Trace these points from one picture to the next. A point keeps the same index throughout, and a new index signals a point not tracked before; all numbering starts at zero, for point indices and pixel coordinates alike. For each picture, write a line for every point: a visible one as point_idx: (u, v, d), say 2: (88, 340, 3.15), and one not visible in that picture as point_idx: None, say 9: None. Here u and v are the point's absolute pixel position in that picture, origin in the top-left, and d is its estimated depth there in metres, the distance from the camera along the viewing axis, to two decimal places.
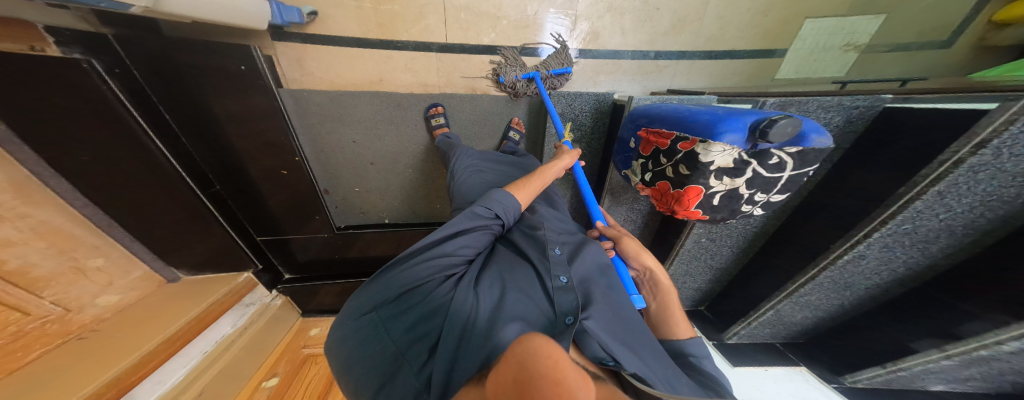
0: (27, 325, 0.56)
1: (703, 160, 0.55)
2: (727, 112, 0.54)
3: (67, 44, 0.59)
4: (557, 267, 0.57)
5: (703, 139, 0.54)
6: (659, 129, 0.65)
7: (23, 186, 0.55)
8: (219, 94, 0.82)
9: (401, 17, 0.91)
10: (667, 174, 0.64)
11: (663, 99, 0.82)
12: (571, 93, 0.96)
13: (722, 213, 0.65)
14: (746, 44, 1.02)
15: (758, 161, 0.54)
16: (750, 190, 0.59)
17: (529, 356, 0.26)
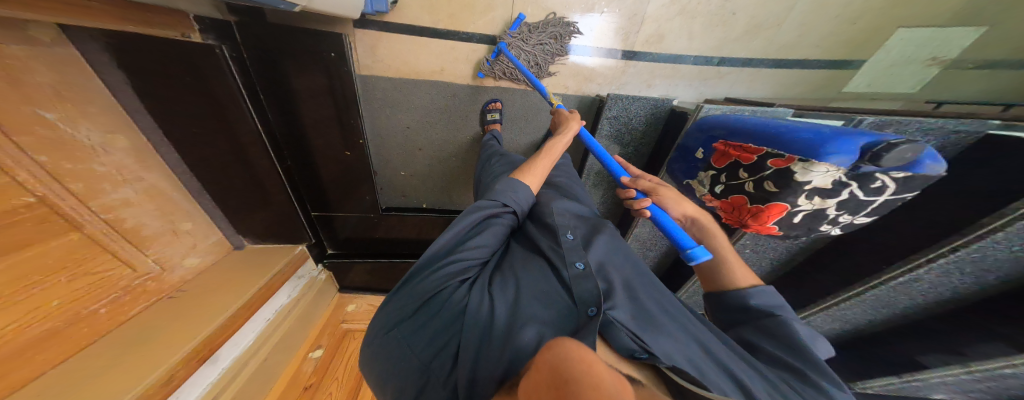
0: (134, 281, 0.61)
1: (798, 179, 0.57)
2: (833, 131, 0.54)
3: (205, 31, 0.67)
4: (573, 254, 0.56)
5: (802, 158, 0.55)
6: (742, 143, 0.66)
7: (142, 153, 0.64)
8: (298, 73, 0.85)
9: (472, 9, 0.91)
10: (746, 188, 0.68)
11: (732, 110, 0.79)
12: (628, 97, 0.95)
13: (799, 230, 0.69)
14: (819, 53, 0.98)
15: (860, 184, 0.55)
16: (837, 211, 0.62)
17: (561, 360, 0.22)
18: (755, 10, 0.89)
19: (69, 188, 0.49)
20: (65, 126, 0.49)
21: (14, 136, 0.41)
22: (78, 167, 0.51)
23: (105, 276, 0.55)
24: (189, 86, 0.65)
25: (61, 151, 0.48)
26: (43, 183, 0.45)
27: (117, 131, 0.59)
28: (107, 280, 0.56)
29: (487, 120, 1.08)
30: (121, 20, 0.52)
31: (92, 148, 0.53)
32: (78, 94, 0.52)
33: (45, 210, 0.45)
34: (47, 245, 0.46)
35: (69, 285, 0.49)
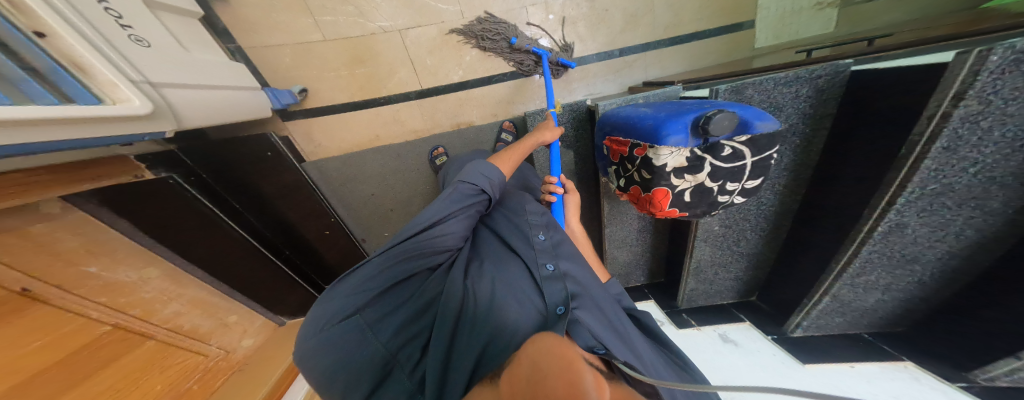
0: (210, 362, 0.85)
1: (657, 163, 0.58)
2: (669, 114, 0.56)
3: (151, 166, 0.84)
4: (544, 255, 0.59)
5: (651, 144, 0.56)
6: (617, 137, 0.67)
7: (174, 276, 0.83)
8: (263, 175, 1.08)
9: (377, 77, 1.03)
10: (635, 178, 0.66)
11: (630, 98, 0.81)
12: (548, 109, 1.02)
13: (701, 208, 0.65)
14: (705, 24, 0.98)
15: (711, 155, 0.55)
16: (717, 182, 0.59)
17: (543, 357, 0.23)
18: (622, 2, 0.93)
19: (131, 314, 0.69)
20: (106, 272, 0.67)
21: (72, 290, 0.60)
22: (131, 298, 0.71)
23: (187, 363, 0.78)
24: (168, 206, 0.84)
25: (115, 292, 0.68)
26: (112, 316, 0.65)
27: (148, 265, 0.77)
28: (189, 366, 0.79)
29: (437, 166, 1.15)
30: (83, 179, 0.68)
31: (134, 283, 0.73)
32: (104, 248, 0.69)
33: (120, 332, 0.66)
34: (133, 354, 0.67)
35: (165, 374, 0.72)
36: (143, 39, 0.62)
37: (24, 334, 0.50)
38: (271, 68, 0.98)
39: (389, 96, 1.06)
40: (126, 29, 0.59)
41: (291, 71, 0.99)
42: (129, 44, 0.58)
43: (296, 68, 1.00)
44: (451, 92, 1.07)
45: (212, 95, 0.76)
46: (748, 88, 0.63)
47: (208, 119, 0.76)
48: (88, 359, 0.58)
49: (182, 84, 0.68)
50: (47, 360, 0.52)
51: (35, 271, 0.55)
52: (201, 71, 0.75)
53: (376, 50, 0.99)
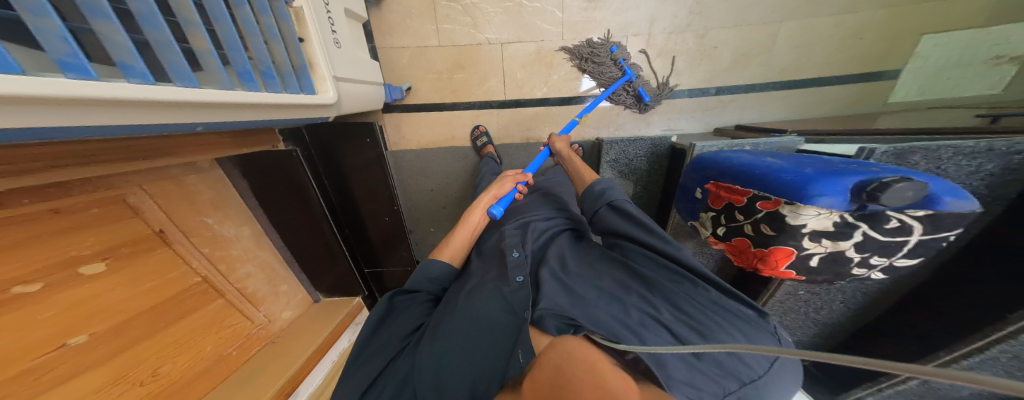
0: (252, 329, 0.88)
1: (792, 222, 0.49)
2: (817, 171, 0.48)
3: (286, 140, 0.96)
4: (516, 269, 0.61)
5: (789, 200, 0.48)
6: (731, 184, 0.59)
7: (257, 236, 0.93)
8: (350, 152, 1.08)
9: (469, 84, 1.08)
10: (746, 231, 0.57)
11: (733, 144, 0.74)
12: (625, 139, 0.97)
13: (826, 276, 0.53)
14: (834, 68, 0.89)
15: (871, 225, 0.44)
16: (862, 254, 0.48)
17: (565, 367, 0.34)
18: (735, 41, 0.89)
19: (217, 268, 0.78)
20: (215, 224, 0.78)
21: (189, 237, 0.71)
22: (222, 253, 0.80)
23: (234, 327, 0.83)
24: (274, 176, 0.92)
25: (214, 244, 0.78)
26: (206, 269, 0.74)
27: (244, 224, 0.88)
28: (235, 330, 0.83)
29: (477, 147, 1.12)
30: (236, 147, 0.81)
31: (229, 238, 0.83)
32: (219, 202, 0.80)
33: (205, 285, 0.74)
34: (200, 309, 0.73)
35: (217, 336, 0.77)
36: (340, 42, 0.74)
37: (138, 277, 0.59)
38: (390, 66, 1.06)
39: (472, 101, 1.10)
40: (332, 33, 0.71)
41: (404, 70, 1.06)
42: (329, 44, 0.68)
43: (410, 68, 1.06)
44: (530, 106, 1.08)
45: (363, 90, 0.85)
46: (916, 152, 0.52)
47: (355, 107, 0.82)
48: (172, 308, 0.66)
49: (350, 79, 0.78)
50: (141, 306, 0.60)
51: (171, 216, 0.67)
52: (361, 68, 0.84)
53: (476, 59, 1.04)
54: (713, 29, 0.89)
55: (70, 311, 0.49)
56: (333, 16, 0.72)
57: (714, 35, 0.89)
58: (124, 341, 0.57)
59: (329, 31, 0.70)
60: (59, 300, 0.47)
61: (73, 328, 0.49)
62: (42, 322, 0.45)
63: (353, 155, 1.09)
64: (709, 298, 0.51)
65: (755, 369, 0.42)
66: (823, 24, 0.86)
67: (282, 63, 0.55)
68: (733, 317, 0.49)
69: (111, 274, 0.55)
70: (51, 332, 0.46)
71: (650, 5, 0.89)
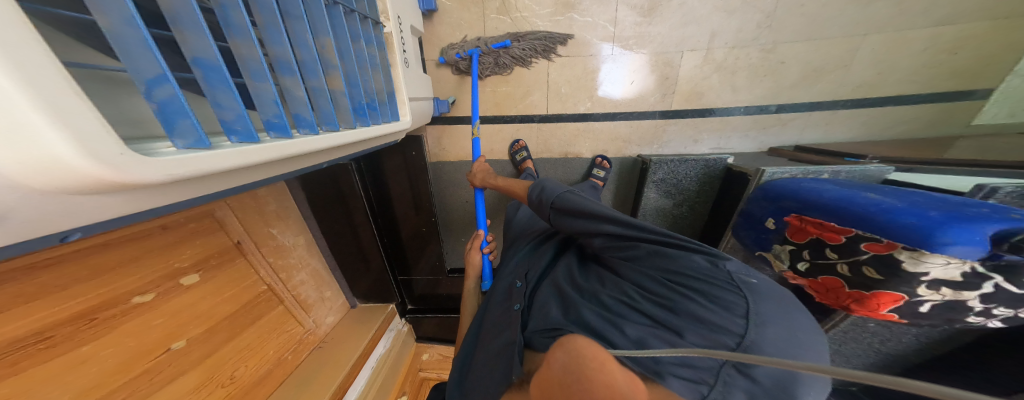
0: (304, 335, 0.91)
1: (910, 269, 0.46)
2: (944, 216, 0.44)
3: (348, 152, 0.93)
4: (517, 297, 0.64)
5: (910, 248, 0.45)
6: (822, 219, 0.57)
7: (309, 245, 0.99)
8: (391, 159, 1.09)
9: (513, 97, 1.08)
10: (840, 270, 0.54)
11: (813, 170, 0.70)
12: (674, 159, 0.95)
13: (932, 320, 0.51)
14: (916, 87, 0.83)
15: (1005, 276, 0.41)
16: (985, 304, 0.45)
17: (577, 362, 0.33)
18: (808, 56, 0.84)
19: (279, 277, 0.83)
20: (278, 234, 0.85)
21: (258, 246, 0.76)
22: (281, 261, 0.85)
23: (291, 331, 0.86)
24: (331, 190, 0.95)
25: (276, 252, 0.83)
26: (270, 277, 0.79)
27: (299, 233, 0.95)
28: (291, 335, 0.86)
29: (516, 161, 1.14)
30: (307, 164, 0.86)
31: (288, 247, 0.89)
32: (279, 214, 0.85)
33: (269, 293, 0.78)
34: (265, 314, 0.77)
35: (278, 340, 0.81)
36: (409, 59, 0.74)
37: (221, 286, 0.66)
38: (438, 79, 1.08)
39: (515, 115, 1.10)
40: (404, 53, 0.70)
41: (449, 82, 1.07)
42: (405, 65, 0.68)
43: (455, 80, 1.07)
44: (572, 121, 1.08)
45: (422, 107, 0.85)
46: None
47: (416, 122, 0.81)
48: (245, 315, 0.71)
49: (416, 98, 0.79)
50: (223, 312, 0.66)
51: (246, 226, 0.73)
52: (420, 85, 0.83)
53: (522, 72, 1.04)
54: (783, 43, 0.83)
55: (173, 318, 0.56)
56: (404, 32, 0.72)
57: (782, 49, 0.84)
58: (211, 346, 0.63)
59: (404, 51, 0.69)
60: (166, 307, 0.55)
61: (173, 335, 0.56)
62: (152, 327, 0.53)
63: (394, 159, 1.09)
64: (662, 259, 0.47)
65: (734, 324, 0.37)
66: (914, 39, 0.78)
67: (383, 91, 0.58)
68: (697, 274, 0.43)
69: (206, 283, 0.62)
70: (158, 335, 0.53)
71: (713, 19, 0.85)
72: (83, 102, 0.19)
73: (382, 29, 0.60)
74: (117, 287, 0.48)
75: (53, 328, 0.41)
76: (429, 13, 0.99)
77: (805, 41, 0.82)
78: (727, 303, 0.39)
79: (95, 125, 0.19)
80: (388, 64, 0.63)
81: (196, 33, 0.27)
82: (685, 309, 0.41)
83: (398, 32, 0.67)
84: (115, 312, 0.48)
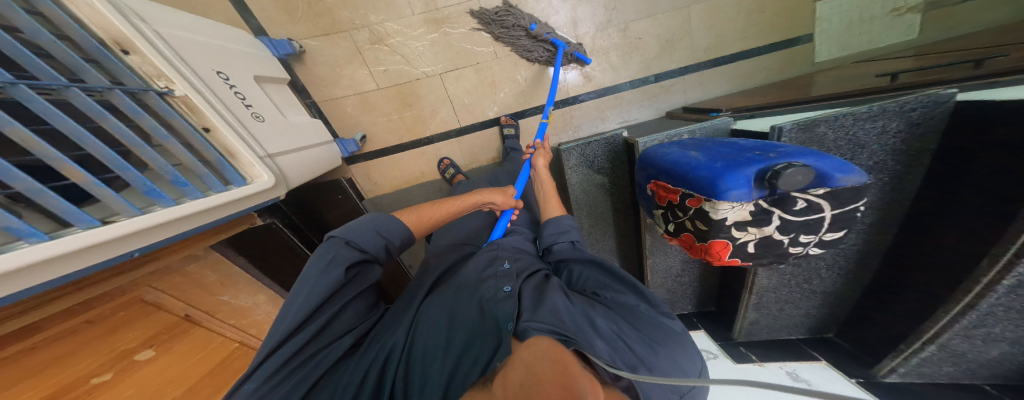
0: None
1: (715, 217, 0.57)
2: (725, 165, 0.53)
3: (263, 214, 0.90)
4: (504, 280, 0.62)
5: (707, 198, 0.55)
6: (666, 184, 0.66)
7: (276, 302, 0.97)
8: (331, 206, 1.15)
9: (422, 118, 1.11)
10: (688, 226, 0.64)
11: (673, 135, 0.79)
12: (581, 143, 1.01)
13: (768, 258, 0.61)
14: (750, 42, 0.95)
15: (782, 208, 0.53)
16: (787, 234, 0.56)
17: (538, 364, 0.36)
18: (657, 30, 0.93)
19: (248, 332, 0.86)
20: (230, 298, 0.82)
21: (212, 314, 0.77)
22: (245, 320, 0.86)
23: None
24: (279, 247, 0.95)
25: (239, 315, 0.84)
26: (238, 335, 0.82)
27: (258, 293, 0.91)
28: None
29: (448, 178, 1.17)
30: (240, 223, 0.82)
31: (246, 306, 0.87)
32: (226, 285, 0.81)
33: (242, 348, 0.82)
34: (246, 365, 0.80)
35: None
36: (260, 114, 0.71)
37: (186, 353, 0.66)
38: (339, 119, 1.08)
39: (434, 135, 1.14)
40: (248, 107, 0.68)
41: (354, 121, 1.09)
42: (243, 119, 0.64)
43: (358, 116, 1.09)
44: (486, 127, 1.12)
45: (309, 154, 0.85)
46: (822, 125, 0.55)
47: (302, 173, 0.82)
48: (227, 369, 0.73)
49: (287, 149, 0.75)
50: (199, 371, 0.67)
51: (187, 300, 0.71)
52: (299, 133, 0.83)
53: (420, 93, 1.06)
54: (631, 22, 0.92)
55: (143, 387, 0.55)
56: (235, 84, 0.67)
57: (636, 27, 0.92)
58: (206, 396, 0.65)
59: (245, 105, 0.67)
60: (130, 382, 0.54)
61: (158, 395, 0.57)
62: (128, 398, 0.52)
63: (331, 206, 1.15)
64: (646, 318, 0.57)
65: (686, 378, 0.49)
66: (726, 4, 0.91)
67: (195, 164, 0.52)
68: (667, 334, 0.54)
69: (162, 356, 0.62)
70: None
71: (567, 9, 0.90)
72: None
73: (168, 95, 0.51)
74: (67, 376, 0.47)
75: None
76: (296, 56, 0.98)
77: (649, 18, 0.91)
78: (689, 362, 0.50)
79: None
80: (200, 129, 0.55)
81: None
82: (659, 355, 0.49)
83: (230, 88, 0.65)
84: (79, 394, 0.47)
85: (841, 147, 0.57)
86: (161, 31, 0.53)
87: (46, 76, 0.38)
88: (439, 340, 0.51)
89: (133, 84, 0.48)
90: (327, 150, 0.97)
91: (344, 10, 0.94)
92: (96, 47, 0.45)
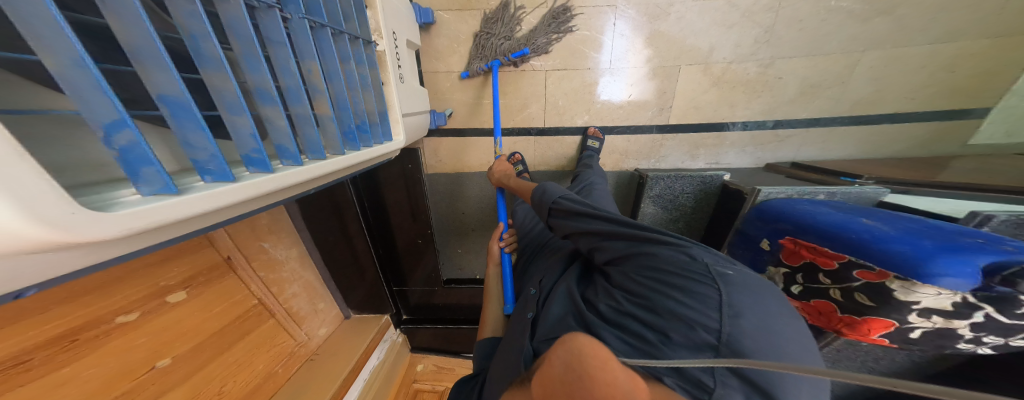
0: (294, 348, 0.83)
1: (901, 298, 0.45)
2: (939, 246, 0.44)
3: None
4: (529, 305, 0.62)
5: (898, 275, 0.44)
6: (815, 244, 0.56)
7: (302, 258, 0.90)
8: (387, 166, 1.10)
9: (510, 108, 1.07)
10: (831, 294, 0.53)
11: (808, 191, 0.68)
12: (671, 174, 0.94)
13: (922, 346, 0.51)
14: (917, 104, 0.86)
15: (1000, 308, 0.40)
16: (976, 333, 0.45)
17: (572, 354, 0.24)
18: (806, 72, 0.86)
19: (270, 290, 0.76)
20: (269, 246, 0.77)
21: (249, 260, 0.69)
22: (271, 275, 0.77)
23: (282, 348, 0.79)
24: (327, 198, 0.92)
25: (265, 265, 0.75)
26: (261, 291, 0.72)
27: (292, 246, 0.86)
28: (282, 351, 0.79)
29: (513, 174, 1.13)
30: None
31: (279, 260, 0.80)
32: (268, 230, 0.76)
33: (261, 308, 0.72)
34: (254, 331, 0.70)
35: (274, 356, 0.76)
36: (404, 75, 0.71)
37: (211, 302, 0.59)
38: (433, 90, 1.07)
39: (515, 127, 1.10)
40: (399, 68, 0.67)
41: (445, 95, 1.07)
42: (400, 79, 0.65)
43: (451, 90, 1.06)
44: (571, 134, 1.07)
45: (418, 121, 0.83)
46: None
47: (412, 137, 0.80)
48: (237, 330, 0.65)
49: (411, 113, 0.75)
50: (212, 328, 0.59)
51: (234, 242, 0.65)
52: (416, 99, 0.81)
53: (518, 85, 1.04)
54: (781, 58, 0.85)
55: (159, 336, 0.50)
56: (399, 47, 0.69)
57: (780, 66, 0.86)
58: (197, 363, 0.56)
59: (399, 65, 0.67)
60: (152, 326, 0.49)
61: (158, 353, 0.50)
62: (137, 347, 0.47)
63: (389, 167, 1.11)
64: (649, 263, 0.46)
65: (708, 316, 0.37)
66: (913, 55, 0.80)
67: (374, 113, 0.53)
68: (686, 276, 0.41)
69: (191, 301, 0.55)
70: (144, 355, 0.48)
71: (712, 34, 0.86)
72: (21, 158, 0.16)
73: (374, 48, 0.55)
74: (100, 308, 0.42)
75: (27, 353, 0.36)
76: (426, 26, 0.99)
77: (797, 59, 0.85)
78: (735, 295, 0.37)
79: (35, 180, 0.16)
80: (380, 82, 0.57)
81: (158, 70, 0.24)
82: (665, 307, 0.41)
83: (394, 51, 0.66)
84: (96, 334, 0.42)
85: None
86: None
87: (315, 13, 0.41)
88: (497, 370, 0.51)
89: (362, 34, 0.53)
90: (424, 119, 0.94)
91: None
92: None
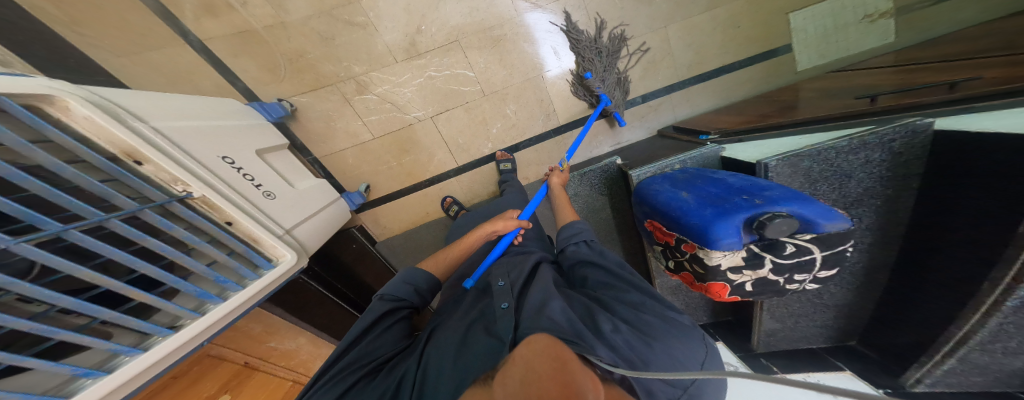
0: None
1: (709, 263, 0.55)
2: (715, 213, 0.53)
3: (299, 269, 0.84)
4: (500, 295, 0.57)
5: (700, 245, 0.54)
6: (659, 223, 0.66)
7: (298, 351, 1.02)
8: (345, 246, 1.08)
9: (420, 162, 1.11)
10: (687, 266, 0.63)
11: (665, 165, 0.78)
12: (581, 173, 1.01)
13: (766, 294, 0.58)
14: (731, 56, 1.05)
15: (773, 253, 0.52)
16: (781, 275, 0.54)
17: (535, 358, 0.25)
18: (636, 53, 1.01)
19: (296, 370, 1.00)
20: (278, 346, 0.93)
21: (265, 359, 0.91)
22: (292, 362, 0.98)
23: None
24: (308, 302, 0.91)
25: (284, 358, 0.96)
26: (290, 374, 0.98)
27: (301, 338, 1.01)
28: None
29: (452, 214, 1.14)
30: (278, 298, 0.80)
31: (293, 350, 0.96)
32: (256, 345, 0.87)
33: (295, 384, 0.98)
34: None
35: None
36: (271, 192, 0.68)
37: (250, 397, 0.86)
38: (341, 172, 1.09)
39: (436, 176, 1.14)
40: (258, 187, 0.65)
41: (356, 173, 1.11)
42: (262, 202, 0.64)
43: (358, 167, 1.10)
44: (484, 163, 1.12)
45: (319, 220, 0.85)
46: (804, 159, 0.56)
47: (314, 238, 0.81)
48: None
49: (301, 219, 0.76)
50: None
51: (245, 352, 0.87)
52: (309, 200, 0.84)
53: (416, 139, 1.07)
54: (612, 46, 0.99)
55: None
56: (240, 166, 0.63)
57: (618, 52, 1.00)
58: None
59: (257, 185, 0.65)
60: None
61: None
62: None
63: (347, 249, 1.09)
64: (654, 311, 0.50)
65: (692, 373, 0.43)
66: (700, 23, 1.00)
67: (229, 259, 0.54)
68: (682, 330, 0.47)
69: None
70: None
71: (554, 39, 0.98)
72: None
73: (187, 198, 0.49)
74: None
75: None
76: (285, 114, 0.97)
77: (624, 44, 0.99)
78: (712, 361, 0.46)
79: None
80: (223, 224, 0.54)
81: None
82: (659, 346, 0.44)
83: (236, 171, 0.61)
84: None
85: (829, 177, 0.57)
86: (161, 126, 0.48)
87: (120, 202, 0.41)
88: (446, 358, 0.46)
89: (155, 197, 0.46)
90: (337, 208, 0.97)
91: (327, 64, 0.95)
92: (111, 167, 0.41)
